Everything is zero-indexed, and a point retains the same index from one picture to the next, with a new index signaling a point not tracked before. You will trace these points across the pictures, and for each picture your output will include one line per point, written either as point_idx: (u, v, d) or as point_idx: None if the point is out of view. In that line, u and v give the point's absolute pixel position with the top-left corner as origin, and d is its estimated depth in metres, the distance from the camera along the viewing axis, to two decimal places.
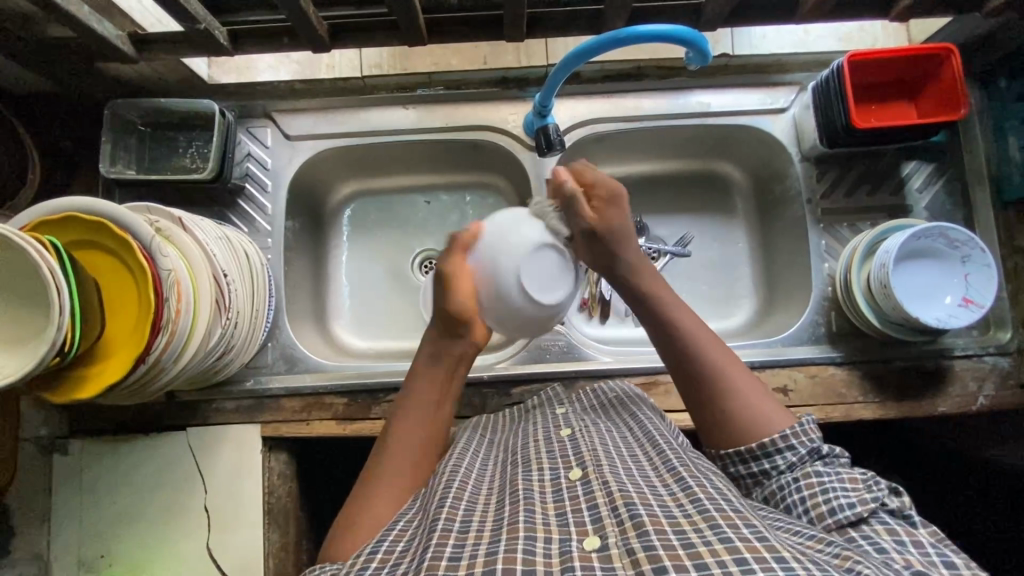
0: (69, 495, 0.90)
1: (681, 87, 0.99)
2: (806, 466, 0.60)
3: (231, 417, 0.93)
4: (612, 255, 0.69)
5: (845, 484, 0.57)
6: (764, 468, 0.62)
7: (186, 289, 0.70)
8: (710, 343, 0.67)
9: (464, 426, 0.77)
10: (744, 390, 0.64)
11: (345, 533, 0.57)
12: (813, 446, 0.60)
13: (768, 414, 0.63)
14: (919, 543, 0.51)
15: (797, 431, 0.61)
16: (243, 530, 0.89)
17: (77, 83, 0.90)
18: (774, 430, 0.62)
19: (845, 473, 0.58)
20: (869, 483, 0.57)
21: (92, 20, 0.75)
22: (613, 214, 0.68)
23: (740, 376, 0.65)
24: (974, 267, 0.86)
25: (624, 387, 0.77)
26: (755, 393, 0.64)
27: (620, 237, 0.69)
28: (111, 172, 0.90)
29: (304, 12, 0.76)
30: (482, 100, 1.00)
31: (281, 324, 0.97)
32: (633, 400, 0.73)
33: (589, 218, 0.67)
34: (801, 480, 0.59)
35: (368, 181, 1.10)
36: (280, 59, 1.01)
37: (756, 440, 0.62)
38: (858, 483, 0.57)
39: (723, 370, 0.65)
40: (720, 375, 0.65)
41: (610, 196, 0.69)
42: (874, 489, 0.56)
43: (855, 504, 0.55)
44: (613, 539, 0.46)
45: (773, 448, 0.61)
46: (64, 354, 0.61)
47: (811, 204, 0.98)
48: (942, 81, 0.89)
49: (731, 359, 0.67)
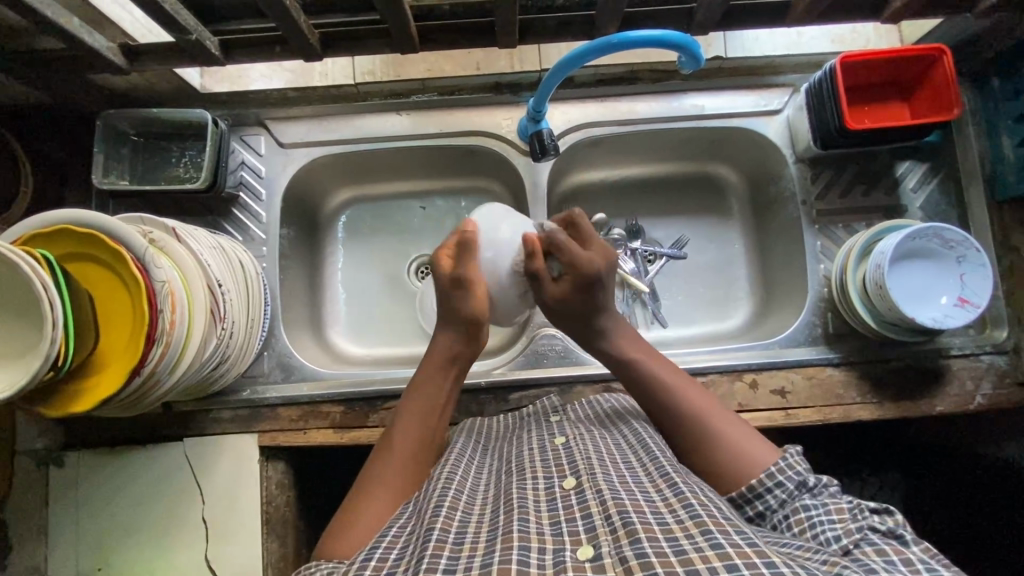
0: (65, 506, 0.90)
1: (674, 89, 0.99)
2: (796, 502, 0.58)
3: (228, 426, 0.93)
4: (584, 323, 0.74)
5: (832, 516, 0.55)
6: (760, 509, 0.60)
7: (181, 300, 0.70)
8: (688, 388, 0.68)
9: (457, 431, 0.78)
10: (721, 429, 0.64)
11: (344, 531, 0.57)
12: (800, 478, 0.59)
13: (751, 451, 0.62)
14: (909, 561, 0.48)
15: (782, 466, 0.60)
16: (242, 540, 0.89)
17: (68, 96, 0.90)
18: (761, 468, 0.60)
19: (832, 504, 0.56)
20: (856, 513, 0.55)
21: (82, 32, 0.75)
22: (578, 297, 0.72)
23: (718, 418, 0.65)
24: (970, 266, 0.87)
25: (621, 400, 0.77)
26: (735, 431, 0.64)
27: (589, 309, 0.72)
28: (104, 183, 0.90)
29: (295, 21, 0.76)
30: (476, 106, 1.00)
31: (277, 332, 0.96)
32: (632, 412, 0.72)
33: (549, 294, 0.72)
34: (791, 517, 0.57)
35: (363, 188, 1.10)
36: (272, 67, 1.00)
37: (745, 481, 0.60)
38: (845, 512, 0.55)
39: (699, 412, 0.65)
40: (694, 415, 0.65)
41: (583, 279, 0.70)
42: (861, 518, 0.54)
43: (841, 537, 0.53)
44: (607, 548, 0.46)
45: (762, 488, 0.59)
46: (58, 369, 0.61)
47: (806, 205, 0.98)
48: (935, 81, 0.89)
49: (711, 404, 0.67)
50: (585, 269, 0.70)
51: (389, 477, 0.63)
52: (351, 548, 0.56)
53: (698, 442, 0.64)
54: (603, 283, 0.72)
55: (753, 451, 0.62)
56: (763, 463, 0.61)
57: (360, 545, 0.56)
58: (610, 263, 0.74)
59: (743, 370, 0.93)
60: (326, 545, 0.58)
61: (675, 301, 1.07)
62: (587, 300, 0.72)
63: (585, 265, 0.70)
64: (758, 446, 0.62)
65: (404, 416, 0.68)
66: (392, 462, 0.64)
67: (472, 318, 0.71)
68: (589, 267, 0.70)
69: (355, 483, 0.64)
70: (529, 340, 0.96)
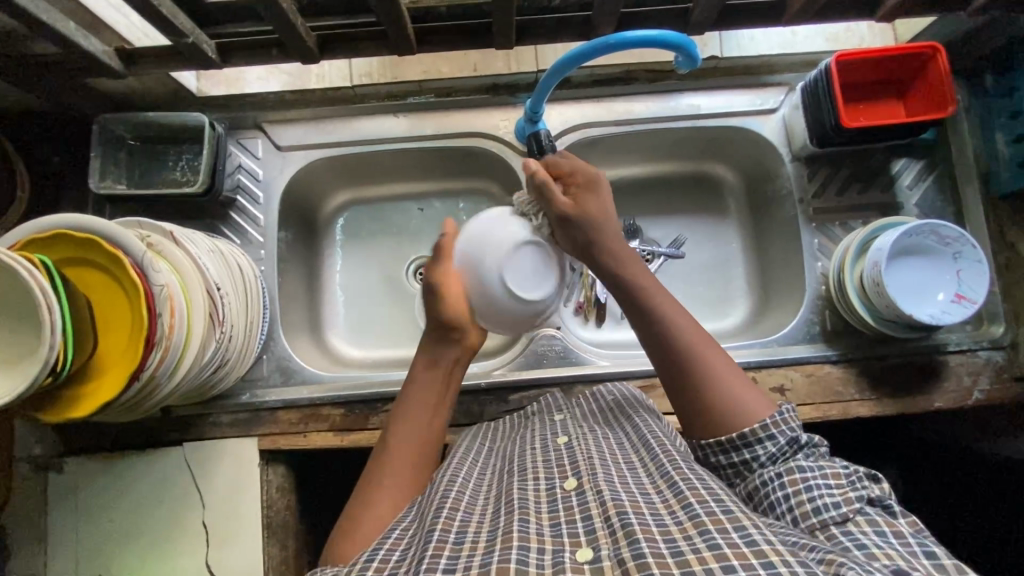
0: (63, 514, 0.89)
1: (671, 89, 1.00)
2: (789, 461, 0.58)
3: (227, 431, 0.92)
4: (588, 241, 0.69)
5: (829, 480, 0.55)
6: (746, 460, 0.60)
7: (179, 304, 0.70)
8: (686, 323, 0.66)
9: (465, 435, 0.78)
10: (722, 371, 0.64)
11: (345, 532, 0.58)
12: (793, 435, 0.59)
13: (744, 398, 0.62)
14: (900, 534, 0.50)
15: (777, 420, 0.60)
16: (243, 543, 0.88)
17: (65, 101, 0.89)
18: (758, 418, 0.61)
19: (828, 468, 0.57)
20: (852, 480, 0.55)
21: (78, 36, 0.75)
22: (591, 205, 0.70)
23: (720, 361, 0.64)
24: (966, 262, 0.87)
25: (623, 390, 0.79)
26: (735, 378, 0.64)
27: (593, 218, 0.69)
28: (100, 188, 0.89)
29: (292, 24, 0.76)
30: (472, 108, 1.00)
31: (276, 335, 0.96)
32: (632, 407, 0.73)
33: (564, 206, 0.69)
34: (785, 477, 0.57)
35: (361, 190, 1.10)
36: (269, 70, 1.00)
37: (736, 430, 0.61)
38: (841, 479, 0.56)
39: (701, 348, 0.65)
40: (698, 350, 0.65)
41: (578, 184, 0.72)
42: (858, 486, 0.55)
43: (840, 504, 0.53)
44: (606, 550, 0.46)
45: (754, 439, 0.60)
46: (56, 375, 0.60)
47: (803, 203, 0.98)
48: (928, 79, 0.89)
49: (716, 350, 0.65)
50: (587, 173, 0.72)
51: (392, 476, 0.63)
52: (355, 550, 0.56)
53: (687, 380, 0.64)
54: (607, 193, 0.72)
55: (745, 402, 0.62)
56: (760, 415, 0.61)
57: (361, 548, 0.56)
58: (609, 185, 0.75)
59: (742, 369, 0.93)
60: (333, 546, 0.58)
61: None
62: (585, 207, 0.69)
63: (586, 173, 0.72)
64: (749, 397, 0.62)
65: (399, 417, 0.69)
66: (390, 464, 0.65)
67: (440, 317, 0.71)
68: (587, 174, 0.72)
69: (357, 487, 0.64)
70: (529, 341, 0.96)
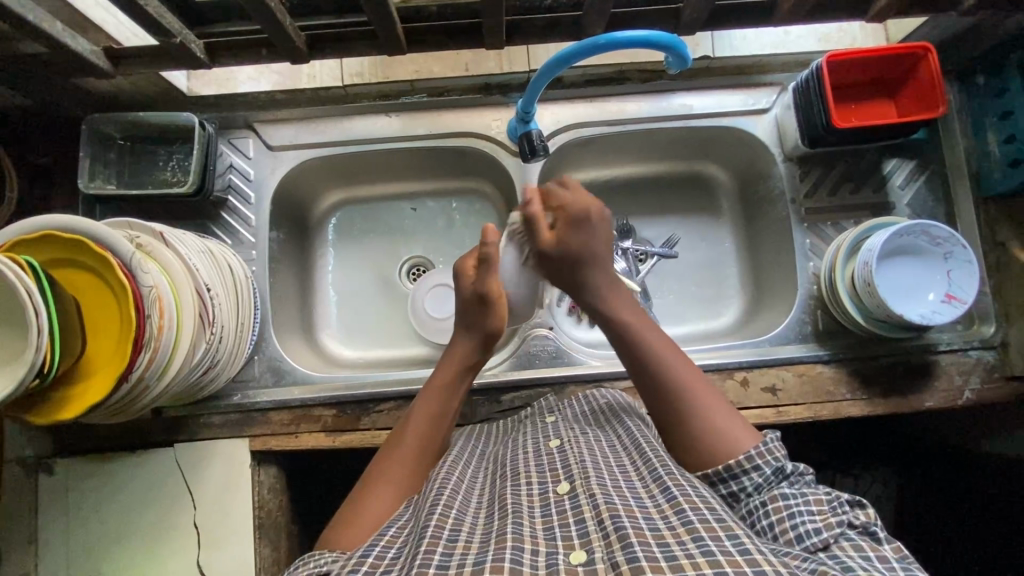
0: (52, 515, 0.89)
1: (664, 89, 0.99)
2: (772, 489, 0.58)
3: (218, 431, 0.92)
4: (573, 273, 0.73)
5: (811, 507, 0.55)
6: (733, 491, 0.60)
7: (169, 305, 0.69)
8: (676, 356, 0.67)
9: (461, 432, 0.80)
10: (706, 404, 0.64)
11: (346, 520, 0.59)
12: (778, 466, 0.59)
13: (731, 432, 0.62)
14: (884, 559, 0.49)
15: (762, 450, 0.60)
16: (234, 545, 0.88)
17: (55, 101, 0.89)
18: (742, 450, 0.60)
19: (811, 495, 0.56)
20: (834, 505, 0.55)
21: (65, 36, 0.74)
22: (574, 239, 0.72)
23: (704, 393, 0.65)
24: (956, 263, 0.87)
25: (616, 395, 0.80)
26: (720, 411, 0.64)
27: (576, 260, 0.72)
28: (91, 188, 0.89)
29: (281, 24, 0.76)
30: (464, 107, 1.00)
31: (268, 336, 0.96)
32: (624, 410, 0.74)
33: (546, 241, 0.73)
34: (769, 506, 0.57)
35: (353, 190, 1.10)
36: (259, 69, 0.99)
37: (722, 461, 0.60)
38: (823, 504, 0.55)
39: (682, 382, 0.65)
40: (682, 385, 0.65)
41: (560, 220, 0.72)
42: (840, 511, 0.54)
43: (821, 530, 0.53)
44: (600, 554, 0.46)
45: (739, 471, 0.59)
46: (44, 376, 0.60)
47: (795, 203, 0.98)
48: (918, 80, 0.89)
49: (701, 384, 0.66)
50: (578, 206, 0.72)
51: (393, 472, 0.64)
52: (361, 534, 0.57)
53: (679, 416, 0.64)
54: (597, 229, 0.73)
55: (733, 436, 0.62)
56: (743, 446, 0.61)
57: (361, 540, 0.57)
58: (603, 219, 0.74)
59: (734, 369, 0.93)
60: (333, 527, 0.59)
61: (666, 300, 1.08)
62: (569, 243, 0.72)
63: (578, 205, 0.72)
64: (736, 430, 0.62)
65: (420, 406, 0.70)
66: (402, 454, 0.65)
67: (491, 329, 0.75)
68: (581, 208, 0.72)
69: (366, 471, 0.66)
70: (521, 341, 0.96)
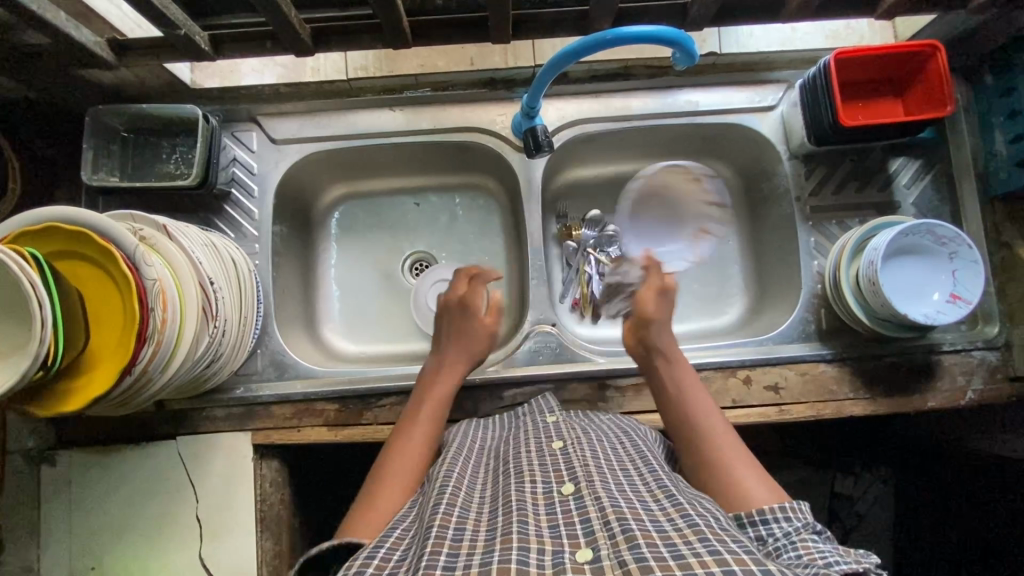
0: (53, 507, 0.89)
1: (669, 86, 0.99)
2: (802, 535, 0.55)
3: (220, 424, 0.92)
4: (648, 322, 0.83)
5: (841, 551, 0.53)
6: (759, 536, 0.57)
7: (173, 298, 0.69)
8: (712, 418, 0.71)
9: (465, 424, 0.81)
10: (727, 453, 0.66)
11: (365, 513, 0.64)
12: (807, 521, 0.57)
13: (739, 480, 0.63)
14: None
15: (795, 506, 0.58)
16: (237, 537, 0.88)
17: (58, 92, 0.89)
18: (747, 498, 0.61)
19: (840, 546, 0.54)
20: (862, 555, 0.53)
21: (69, 27, 0.74)
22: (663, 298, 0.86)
23: (728, 446, 0.67)
24: (962, 262, 0.87)
25: (617, 416, 0.79)
26: (739, 464, 0.65)
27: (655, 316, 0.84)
28: (94, 180, 0.89)
29: (286, 16, 0.76)
30: (469, 101, 0.99)
31: (270, 330, 0.96)
32: (629, 424, 0.74)
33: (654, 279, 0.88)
34: (797, 544, 0.54)
35: (356, 185, 1.09)
36: (264, 62, 1.02)
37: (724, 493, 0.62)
38: (852, 553, 0.53)
39: (711, 431, 0.69)
40: (710, 431, 0.69)
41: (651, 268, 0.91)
42: (868, 557, 0.52)
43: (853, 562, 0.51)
44: (606, 552, 0.46)
45: (770, 515, 0.57)
46: (47, 368, 0.60)
47: (800, 201, 0.98)
48: (927, 77, 0.89)
49: (728, 439, 0.68)
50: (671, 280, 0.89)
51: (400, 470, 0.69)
52: (372, 530, 0.61)
53: (698, 442, 0.69)
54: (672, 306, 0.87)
55: (744, 484, 0.62)
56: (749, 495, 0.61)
57: (377, 528, 0.61)
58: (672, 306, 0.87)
59: (736, 367, 0.93)
60: (344, 531, 0.63)
61: None
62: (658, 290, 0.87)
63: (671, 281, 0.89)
64: (749, 481, 0.63)
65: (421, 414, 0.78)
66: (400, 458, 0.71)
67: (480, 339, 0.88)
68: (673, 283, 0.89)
69: (366, 485, 0.70)
70: (524, 338, 0.95)
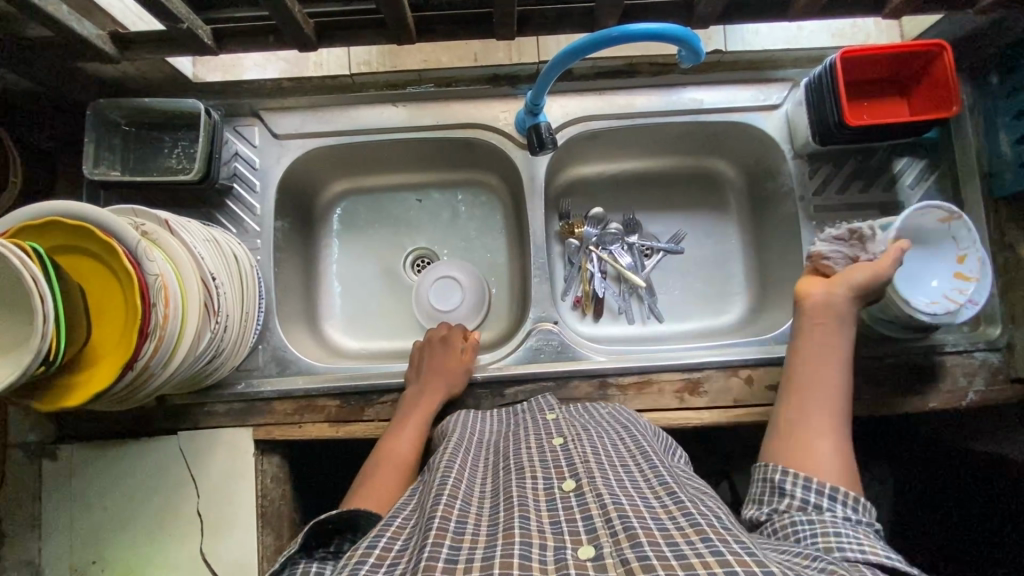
0: (55, 501, 0.89)
1: (673, 83, 0.99)
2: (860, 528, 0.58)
3: (221, 419, 0.92)
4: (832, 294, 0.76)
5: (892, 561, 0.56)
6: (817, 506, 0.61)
7: (175, 293, 0.69)
8: (823, 404, 0.70)
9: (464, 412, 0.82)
10: (818, 441, 0.66)
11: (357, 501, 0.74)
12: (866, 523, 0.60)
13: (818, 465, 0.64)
14: None
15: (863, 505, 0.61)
16: (237, 533, 0.88)
17: (59, 85, 0.88)
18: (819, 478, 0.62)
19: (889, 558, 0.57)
20: None
21: (71, 20, 0.73)
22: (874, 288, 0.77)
23: (822, 438, 0.67)
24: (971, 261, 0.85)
25: (617, 410, 0.79)
26: (822, 454, 0.65)
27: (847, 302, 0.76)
28: (95, 174, 0.88)
29: (289, 10, 0.75)
30: (473, 97, 0.99)
31: (272, 326, 0.96)
32: (627, 420, 0.74)
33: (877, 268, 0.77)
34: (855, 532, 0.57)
35: (358, 181, 1.09)
36: (267, 56, 0.98)
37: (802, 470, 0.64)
38: None
39: (813, 417, 0.68)
40: (812, 414, 0.69)
41: (898, 256, 0.78)
42: None
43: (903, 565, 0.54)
44: (608, 549, 0.46)
45: (841, 497, 0.60)
46: (48, 363, 0.60)
47: (804, 201, 0.98)
48: (933, 77, 0.88)
49: (824, 431, 0.67)
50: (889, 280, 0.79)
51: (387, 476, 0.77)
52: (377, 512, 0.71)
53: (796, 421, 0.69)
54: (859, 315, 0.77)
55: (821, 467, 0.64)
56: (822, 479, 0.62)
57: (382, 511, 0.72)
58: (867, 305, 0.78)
59: (738, 365, 0.93)
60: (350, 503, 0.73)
61: (672, 296, 1.07)
62: (883, 269, 0.77)
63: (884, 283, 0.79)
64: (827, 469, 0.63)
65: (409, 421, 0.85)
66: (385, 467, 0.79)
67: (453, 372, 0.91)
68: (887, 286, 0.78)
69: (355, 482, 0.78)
70: (527, 333, 0.96)
